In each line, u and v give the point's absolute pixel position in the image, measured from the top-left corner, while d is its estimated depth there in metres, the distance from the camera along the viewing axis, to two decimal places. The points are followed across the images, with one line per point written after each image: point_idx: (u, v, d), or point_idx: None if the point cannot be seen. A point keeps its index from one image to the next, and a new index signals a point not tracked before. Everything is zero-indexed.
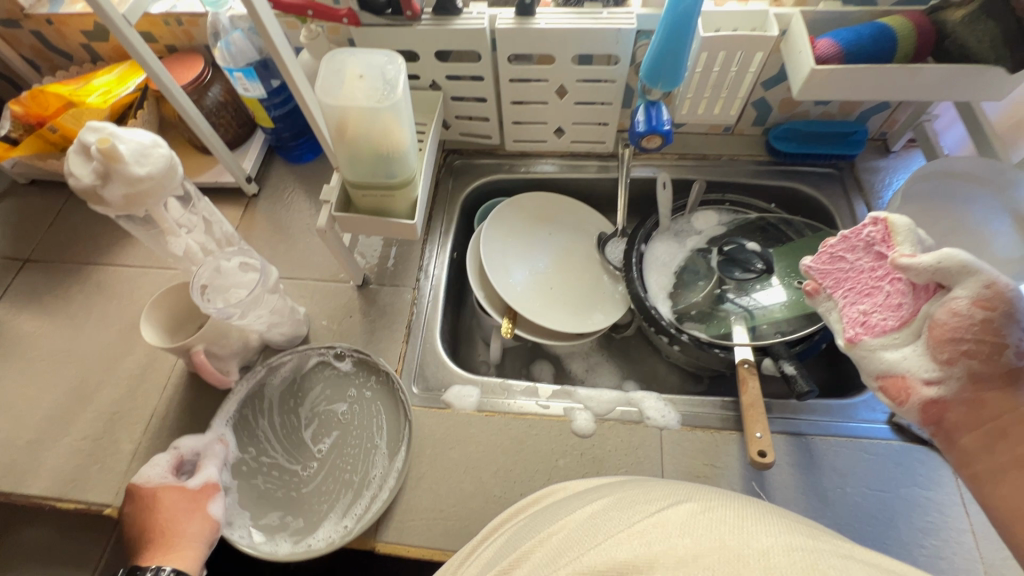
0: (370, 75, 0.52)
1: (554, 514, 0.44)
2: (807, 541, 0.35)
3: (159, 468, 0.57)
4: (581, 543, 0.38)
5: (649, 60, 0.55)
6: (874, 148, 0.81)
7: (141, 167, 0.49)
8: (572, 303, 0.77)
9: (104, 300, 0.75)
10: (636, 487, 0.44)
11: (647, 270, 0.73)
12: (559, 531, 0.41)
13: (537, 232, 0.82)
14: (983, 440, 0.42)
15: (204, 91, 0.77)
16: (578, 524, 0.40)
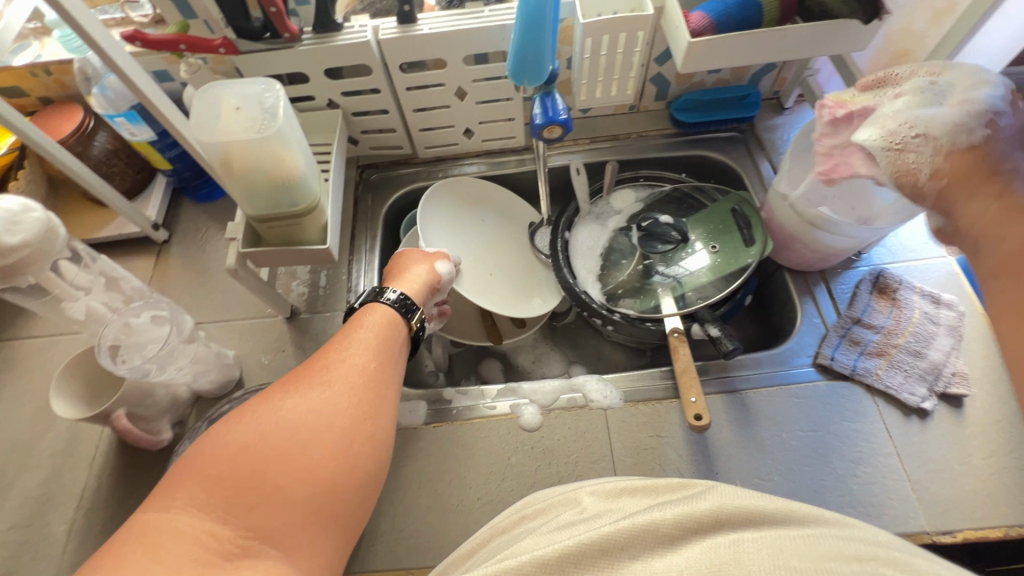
0: (248, 105, 0.50)
1: (530, 524, 0.44)
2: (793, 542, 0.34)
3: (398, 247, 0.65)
4: (578, 531, 0.39)
5: (512, 61, 0.56)
6: (770, 107, 0.85)
7: (12, 236, 0.46)
8: (514, 285, 0.76)
9: (14, 378, 0.70)
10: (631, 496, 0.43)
11: (573, 256, 0.74)
12: (550, 532, 0.39)
13: (474, 211, 0.79)
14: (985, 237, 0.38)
15: (89, 140, 0.72)
16: (568, 523, 0.40)
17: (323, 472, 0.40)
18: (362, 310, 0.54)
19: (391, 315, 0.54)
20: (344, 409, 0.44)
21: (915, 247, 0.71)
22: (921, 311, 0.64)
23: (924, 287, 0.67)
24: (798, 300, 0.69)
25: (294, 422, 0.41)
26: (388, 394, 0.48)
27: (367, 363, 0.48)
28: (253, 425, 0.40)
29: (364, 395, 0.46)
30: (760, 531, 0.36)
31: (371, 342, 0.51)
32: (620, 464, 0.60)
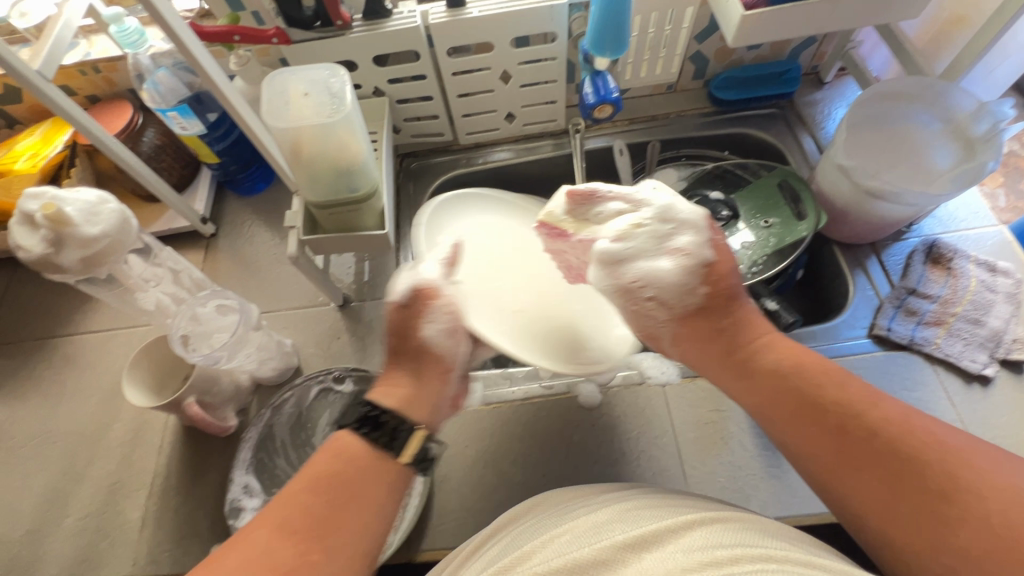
0: (316, 91, 0.51)
1: (544, 519, 0.44)
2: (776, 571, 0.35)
3: (432, 270, 0.54)
4: (583, 541, 0.39)
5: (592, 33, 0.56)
6: (809, 82, 0.84)
7: (93, 226, 0.47)
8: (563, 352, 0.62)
9: (76, 372, 0.72)
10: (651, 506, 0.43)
11: None
12: (570, 530, 0.41)
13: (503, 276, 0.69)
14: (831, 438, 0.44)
15: (138, 137, 0.74)
16: (585, 524, 0.41)
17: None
18: (329, 440, 0.46)
19: (363, 445, 0.45)
20: (284, 569, 0.39)
21: (965, 217, 0.71)
22: (978, 280, 0.64)
23: (979, 256, 0.66)
24: (849, 272, 0.69)
25: (267, 568, 0.38)
26: (347, 547, 0.42)
27: (328, 501, 0.42)
28: (233, 566, 0.38)
29: (317, 540, 0.41)
30: (784, 566, 0.36)
31: (326, 472, 0.44)
32: (681, 439, 0.60)
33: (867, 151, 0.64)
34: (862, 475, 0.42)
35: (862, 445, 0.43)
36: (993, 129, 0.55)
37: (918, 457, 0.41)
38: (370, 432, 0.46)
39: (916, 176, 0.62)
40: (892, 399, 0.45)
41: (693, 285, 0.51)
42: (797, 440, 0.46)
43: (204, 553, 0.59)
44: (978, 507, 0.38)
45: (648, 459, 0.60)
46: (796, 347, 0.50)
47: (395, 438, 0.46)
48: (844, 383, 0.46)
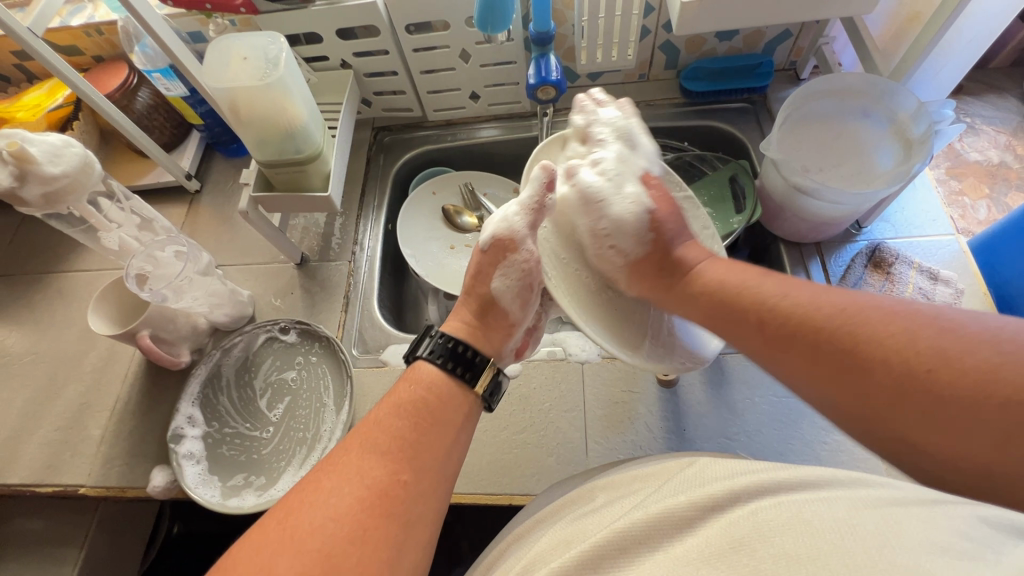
0: (254, 56, 0.55)
1: (534, 518, 0.47)
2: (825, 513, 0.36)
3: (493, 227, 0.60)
4: (643, 506, 0.42)
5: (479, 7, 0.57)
6: (786, 78, 0.82)
7: (54, 166, 0.53)
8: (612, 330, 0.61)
9: (65, 304, 0.80)
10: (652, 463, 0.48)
11: None
12: (559, 535, 0.43)
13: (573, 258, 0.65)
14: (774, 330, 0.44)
15: (133, 95, 0.80)
16: (567, 530, 0.43)
17: (365, 556, 0.41)
18: (408, 371, 0.54)
19: (439, 372, 0.53)
20: (377, 487, 0.45)
21: (922, 223, 0.68)
22: (916, 287, 0.63)
23: (923, 263, 0.64)
24: (789, 271, 0.68)
25: (318, 511, 0.42)
26: (432, 469, 0.48)
27: (415, 427, 0.49)
28: (311, 512, 0.42)
29: (407, 460, 0.47)
30: (784, 497, 0.39)
31: (415, 400, 0.51)
32: (591, 415, 0.62)
33: (807, 147, 0.63)
34: (833, 389, 0.39)
35: (796, 339, 0.42)
36: (929, 129, 0.54)
37: (866, 347, 0.38)
38: (444, 361, 0.54)
39: (856, 176, 0.60)
40: (817, 291, 0.43)
41: (642, 234, 0.57)
42: (809, 390, 0.41)
43: (147, 471, 0.65)
44: (959, 381, 0.33)
45: (556, 430, 0.62)
46: (778, 286, 0.45)
47: (473, 369, 0.55)
48: (780, 296, 0.45)
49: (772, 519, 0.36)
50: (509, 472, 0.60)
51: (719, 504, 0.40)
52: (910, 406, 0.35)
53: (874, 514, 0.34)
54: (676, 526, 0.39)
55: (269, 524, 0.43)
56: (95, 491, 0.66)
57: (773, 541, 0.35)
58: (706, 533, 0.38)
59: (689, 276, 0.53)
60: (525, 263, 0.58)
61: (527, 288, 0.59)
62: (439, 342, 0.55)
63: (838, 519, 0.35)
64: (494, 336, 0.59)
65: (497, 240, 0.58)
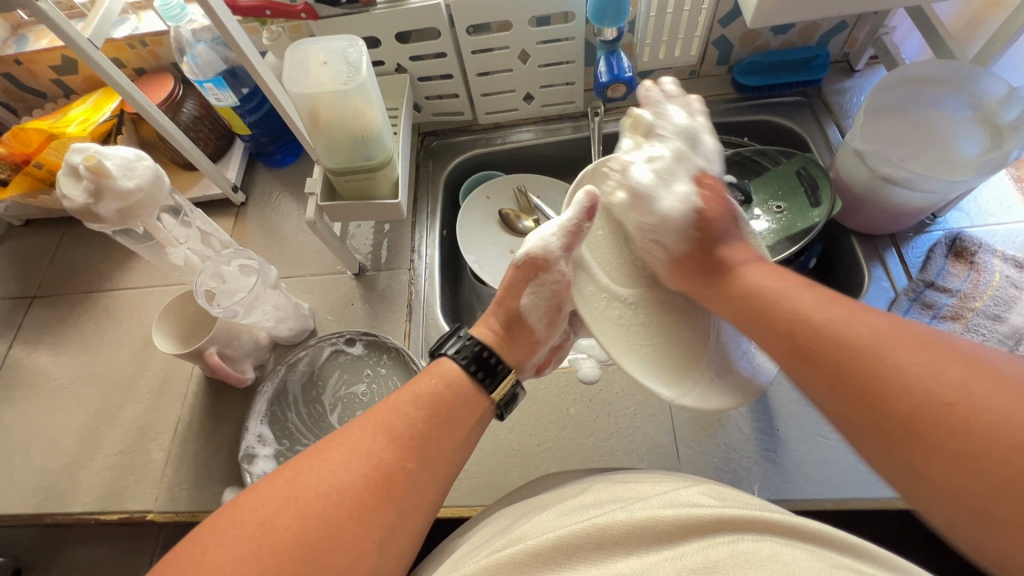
0: (334, 60, 0.55)
1: (546, 497, 0.46)
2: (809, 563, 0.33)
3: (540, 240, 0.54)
4: (622, 510, 0.40)
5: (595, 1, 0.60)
6: (839, 70, 0.82)
7: (129, 180, 0.51)
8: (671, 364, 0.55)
9: (114, 324, 0.78)
10: (641, 476, 0.45)
11: None
12: (540, 521, 0.41)
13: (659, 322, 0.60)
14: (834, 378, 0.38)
15: (178, 107, 0.79)
16: (549, 518, 0.41)
17: (359, 536, 0.39)
18: (430, 365, 0.51)
19: (461, 372, 0.51)
20: (383, 470, 0.42)
21: (997, 211, 0.68)
22: (1003, 275, 0.61)
23: (1006, 251, 0.63)
24: (865, 264, 0.67)
25: (315, 488, 0.40)
26: (437, 464, 0.45)
27: (429, 419, 0.47)
28: (314, 479, 0.40)
29: (414, 448, 0.44)
30: (769, 536, 0.36)
31: (434, 393, 0.48)
32: (678, 418, 0.61)
33: (888, 139, 0.63)
34: (861, 424, 0.36)
35: (844, 385, 0.37)
36: (1022, 116, 0.53)
37: (894, 394, 0.34)
38: (468, 363, 0.51)
39: (938, 166, 0.61)
40: (866, 310, 0.40)
41: (687, 232, 0.54)
42: (830, 406, 0.38)
43: (218, 494, 0.63)
44: (976, 424, 0.30)
45: (643, 436, 0.60)
46: (850, 313, 0.40)
47: (495, 375, 0.52)
48: (840, 321, 0.40)
49: (750, 553, 0.34)
50: None
51: (704, 527, 0.37)
52: (918, 447, 0.33)
53: (853, 575, 0.33)
54: (655, 540, 0.37)
55: (276, 483, 0.41)
56: (163, 516, 0.63)
57: (747, 574, 0.33)
58: (685, 561, 0.35)
59: (750, 290, 0.48)
60: (558, 284, 0.54)
61: (557, 308, 0.55)
62: (467, 342, 0.52)
63: (821, 571, 0.33)
64: (517, 350, 0.56)
65: (530, 259, 0.53)
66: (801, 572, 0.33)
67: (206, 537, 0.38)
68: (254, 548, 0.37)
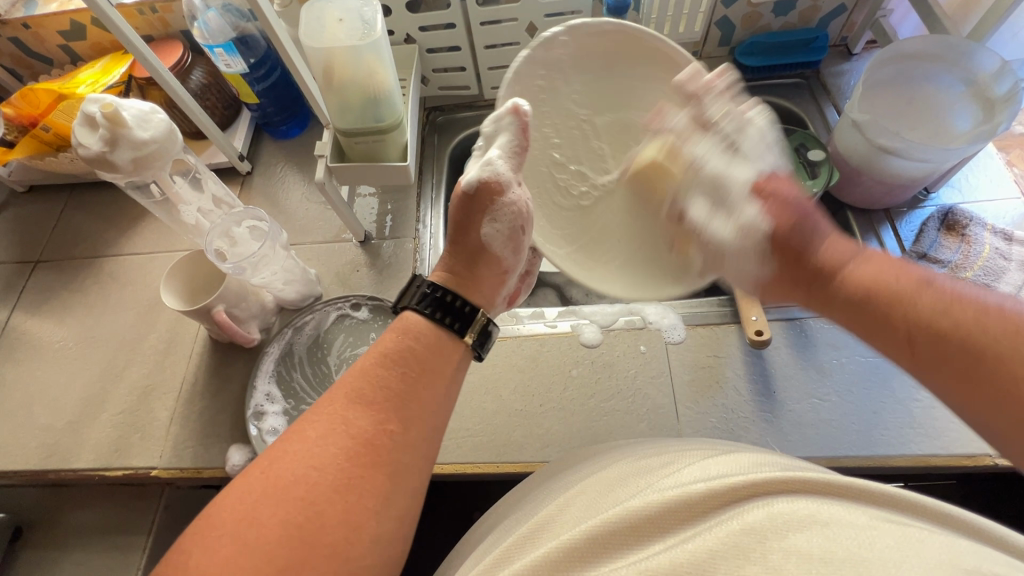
0: (349, 18, 0.56)
1: (561, 482, 0.47)
2: (849, 523, 0.34)
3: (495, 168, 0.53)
4: (669, 486, 0.40)
5: None
6: (837, 54, 0.84)
7: (143, 131, 0.52)
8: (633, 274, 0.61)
9: (118, 288, 0.78)
10: (660, 450, 0.46)
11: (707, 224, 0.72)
12: (562, 499, 0.44)
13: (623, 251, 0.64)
14: (928, 354, 0.36)
15: (187, 74, 0.79)
16: (573, 491, 0.44)
17: (349, 508, 0.39)
18: (394, 320, 0.49)
19: (427, 322, 0.48)
20: (363, 439, 0.41)
21: (987, 189, 0.70)
22: (992, 247, 0.64)
23: (996, 225, 0.66)
24: (861, 237, 0.69)
25: (284, 490, 0.38)
26: (422, 421, 0.44)
27: (405, 377, 0.45)
28: (287, 468, 0.39)
29: (394, 412, 0.43)
30: (799, 496, 0.37)
31: (402, 351, 0.46)
32: (677, 381, 0.62)
33: (885, 113, 0.66)
34: (937, 378, 0.35)
35: (931, 350, 0.36)
36: (1014, 88, 0.56)
37: (1003, 361, 0.32)
38: (432, 311, 0.49)
39: (931, 138, 0.64)
40: (954, 280, 0.37)
41: (765, 254, 0.47)
42: (892, 352, 0.38)
43: (224, 450, 0.64)
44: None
45: (643, 397, 0.62)
46: (882, 266, 0.40)
47: (454, 311, 0.49)
48: (860, 268, 0.41)
49: (784, 515, 0.35)
50: (602, 438, 0.60)
51: (739, 494, 0.38)
52: (964, 373, 0.34)
53: (893, 530, 0.33)
54: (688, 514, 0.38)
55: (251, 476, 0.40)
56: (168, 473, 0.64)
57: (787, 537, 0.34)
58: (720, 529, 0.36)
59: (820, 267, 0.43)
60: (514, 207, 0.52)
61: (518, 230, 0.53)
62: (426, 292, 0.50)
63: (859, 529, 0.33)
64: (486, 283, 0.53)
65: (483, 184, 0.51)
66: (840, 536, 0.33)
67: (188, 543, 0.37)
68: (238, 548, 0.36)
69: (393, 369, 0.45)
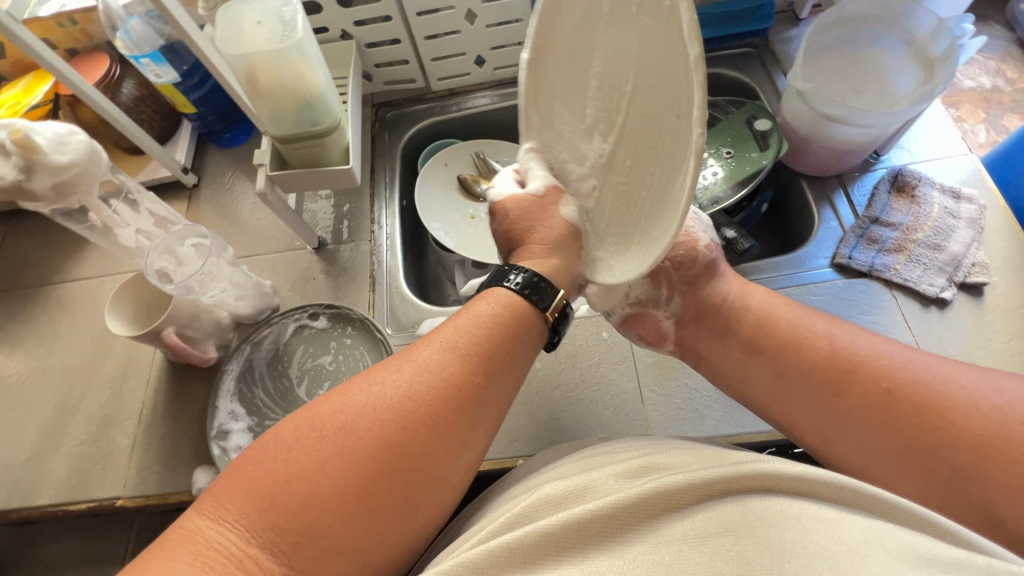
0: (268, 19, 0.54)
1: (519, 487, 0.45)
2: (826, 523, 0.34)
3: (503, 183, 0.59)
4: (630, 484, 0.39)
5: None
6: (785, 20, 0.83)
7: (62, 154, 0.50)
8: (641, 222, 0.47)
9: (69, 315, 0.75)
10: (629, 445, 0.46)
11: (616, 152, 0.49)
12: (542, 491, 0.40)
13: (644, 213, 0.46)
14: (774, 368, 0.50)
15: (117, 87, 0.76)
16: (552, 489, 0.40)
17: (434, 444, 0.40)
18: (484, 292, 0.50)
19: (515, 297, 0.49)
20: (453, 382, 0.42)
21: (936, 148, 0.70)
22: (941, 206, 0.64)
23: (944, 184, 0.66)
24: (815, 206, 0.69)
25: (377, 410, 0.40)
26: (503, 381, 0.45)
27: (492, 337, 0.45)
28: (380, 396, 0.40)
29: (482, 365, 0.44)
30: (775, 494, 0.37)
31: (490, 314, 0.47)
32: (641, 365, 0.62)
33: (832, 77, 0.65)
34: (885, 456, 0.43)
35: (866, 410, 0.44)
36: (952, 45, 0.56)
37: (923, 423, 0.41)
38: (523, 289, 0.49)
39: (878, 103, 0.63)
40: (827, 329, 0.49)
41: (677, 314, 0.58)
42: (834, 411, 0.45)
43: (190, 473, 0.62)
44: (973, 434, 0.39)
45: (608, 384, 0.62)
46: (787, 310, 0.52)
47: (543, 294, 0.49)
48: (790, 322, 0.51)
49: (761, 514, 0.36)
50: (569, 429, 0.60)
51: (715, 489, 0.38)
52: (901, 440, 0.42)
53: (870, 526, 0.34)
54: (666, 506, 0.38)
55: (347, 393, 0.41)
56: (134, 501, 0.62)
57: (761, 534, 0.34)
58: (694, 525, 0.36)
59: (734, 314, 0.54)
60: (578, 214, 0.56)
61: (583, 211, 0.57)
62: (523, 275, 0.50)
63: (836, 526, 0.34)
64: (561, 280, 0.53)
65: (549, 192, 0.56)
66: (809, 530, 0.34)
67: (286, 435, 0.39)
68: (337, 452, 0.37)
69: (474, 327, 0.46)
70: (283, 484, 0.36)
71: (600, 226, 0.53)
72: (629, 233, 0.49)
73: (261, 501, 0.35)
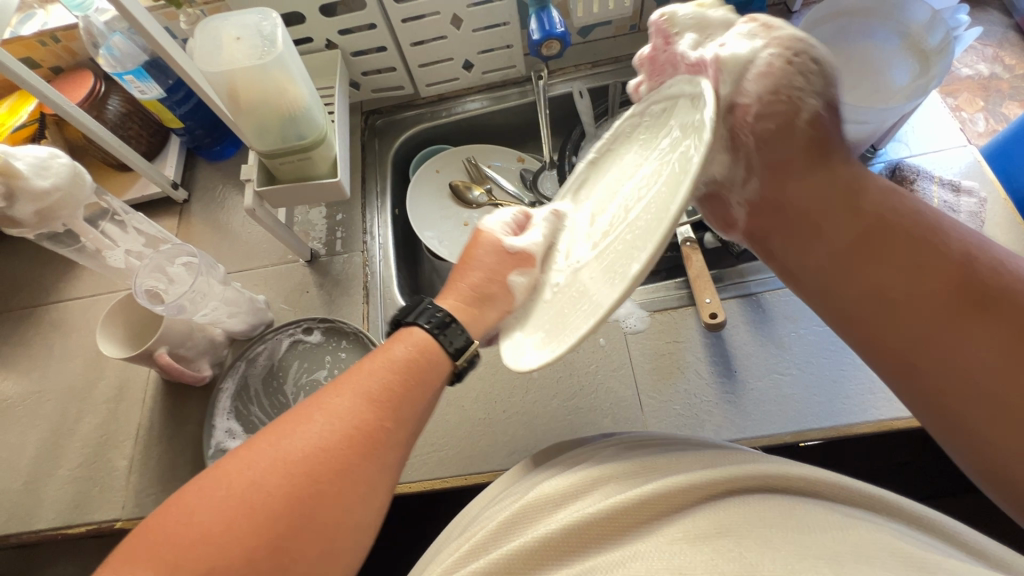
0: (247, 35, 0.53)
1: (517, 486, 0.44)
2: (827, 526, 0.33)
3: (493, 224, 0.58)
4: (632, 486, 0.39)
5: None
6: (778, 13, 0.82)
7: (44, 179, 0.49)
8: (568, 313, 0.46)
9: (63, 336, 0.75)
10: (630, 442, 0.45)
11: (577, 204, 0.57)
12: (540, 489, 0.40)
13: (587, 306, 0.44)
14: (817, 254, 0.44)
15: (102, 104, 0.75)
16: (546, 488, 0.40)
17: (341, 494, 0.38)
18: (397, 332, 0.48)
19: (428, 338, 0.48)
20: (364, 429, 0.40)
21: (933, 139, 0.69)
22: (941, 200, 0.63)
23: (943, 176, 0.65)
24: None
25: (282, 461, 0.37)
26: (411, 422, 0.43)
27: (402, 382, 0.44)
28: (289, 446, 0.38)
29: (392, 411, 0.42)
30: (782, 496, 0.36)
31: (404, 361, 0.45)
32: (639, 371, 0.62)
33: None
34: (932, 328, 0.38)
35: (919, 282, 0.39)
36: (947, 37, 0.55)
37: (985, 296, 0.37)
38: (433, 326, 0.48)
39: (873, 97, 0.62)
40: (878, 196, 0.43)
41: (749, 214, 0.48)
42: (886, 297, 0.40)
43: None
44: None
45: (607, 391, 0.61)
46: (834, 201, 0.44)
47: (452, 336, 0.48)
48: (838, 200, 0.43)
49: (763, 514, 0.35)
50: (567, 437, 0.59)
51: (714, 490, 0.37)
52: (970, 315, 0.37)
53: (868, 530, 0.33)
54: (667, 510, 0.37)
55: (255, 445, 0.38)
56: (132, 523, 0.62)
57: (764, 537, 0.33)
58: (692, 523, 0.35)
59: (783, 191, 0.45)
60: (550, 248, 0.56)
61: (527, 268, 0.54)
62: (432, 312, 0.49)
63: (837, 528, 0.33)
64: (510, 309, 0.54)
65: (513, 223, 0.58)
66: (819, 535, 0.33)
67: (191, 497, 0.36)
68: (239, 514, 0.35)
69: (381, 376, 0.44)
70: (188, 550, 0.33)
71: (542, 309, 0.51)
72: (560, 327, 0.46)
73: (164, 569, 0.33)
